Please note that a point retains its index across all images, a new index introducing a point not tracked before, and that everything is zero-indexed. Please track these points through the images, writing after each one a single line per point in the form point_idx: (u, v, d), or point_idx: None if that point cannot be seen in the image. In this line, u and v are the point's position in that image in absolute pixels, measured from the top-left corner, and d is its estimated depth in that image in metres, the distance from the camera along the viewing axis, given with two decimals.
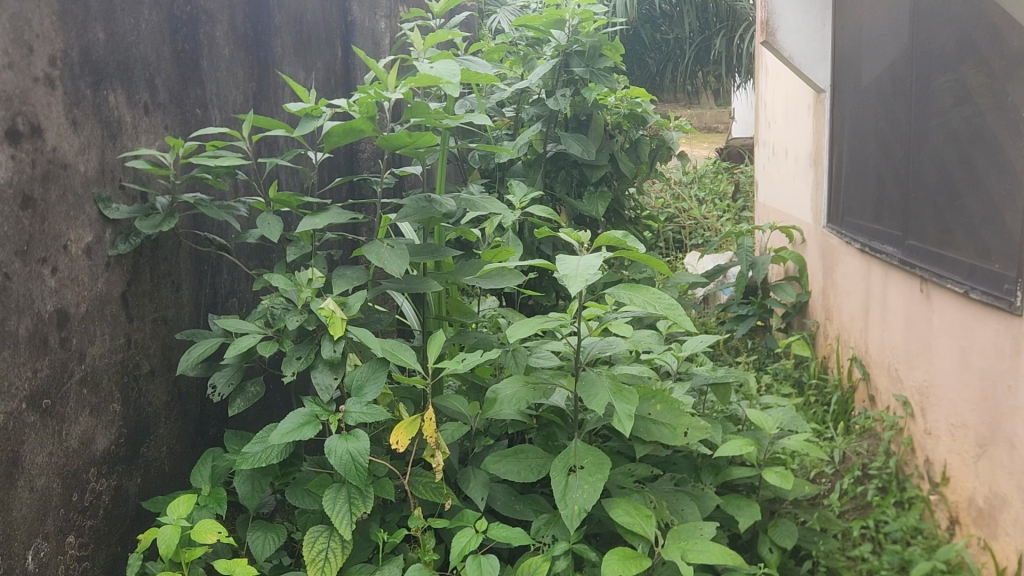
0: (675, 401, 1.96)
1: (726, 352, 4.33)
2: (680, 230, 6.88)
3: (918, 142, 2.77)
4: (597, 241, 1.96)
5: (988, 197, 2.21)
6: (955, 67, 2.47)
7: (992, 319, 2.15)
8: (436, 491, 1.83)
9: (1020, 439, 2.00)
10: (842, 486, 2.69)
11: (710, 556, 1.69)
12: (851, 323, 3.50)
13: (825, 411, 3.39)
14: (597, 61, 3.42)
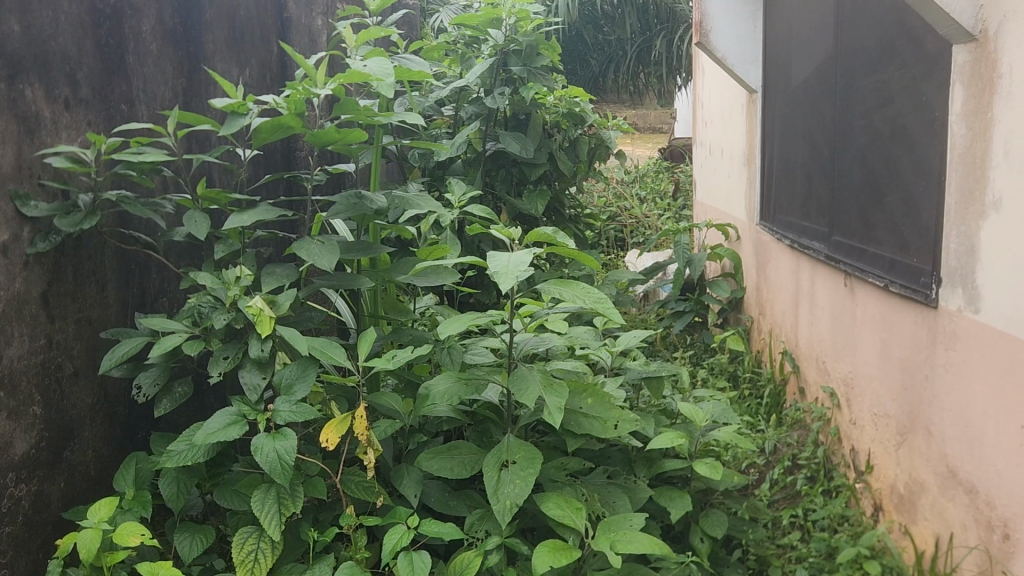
0: (606, 394, 1.99)
1: (664, 348, 4.40)
2: (622, 229, 6.95)
3: (843, 141, 2.85)
4: (529, 238, 1.97)
5: (907, 193, 2.29)
6: (876, 68, 2.55)
7: (911, 311, 2.23)
8: (368, 489, 1.83)
9: (936, 427, 2.08)
10: (773, 477, 2.76)
11: (639, 546, 1.72)
12: (783, 318, 3.59)
13: (758, 404, 3.47)
14: (534, 60, 3.45)
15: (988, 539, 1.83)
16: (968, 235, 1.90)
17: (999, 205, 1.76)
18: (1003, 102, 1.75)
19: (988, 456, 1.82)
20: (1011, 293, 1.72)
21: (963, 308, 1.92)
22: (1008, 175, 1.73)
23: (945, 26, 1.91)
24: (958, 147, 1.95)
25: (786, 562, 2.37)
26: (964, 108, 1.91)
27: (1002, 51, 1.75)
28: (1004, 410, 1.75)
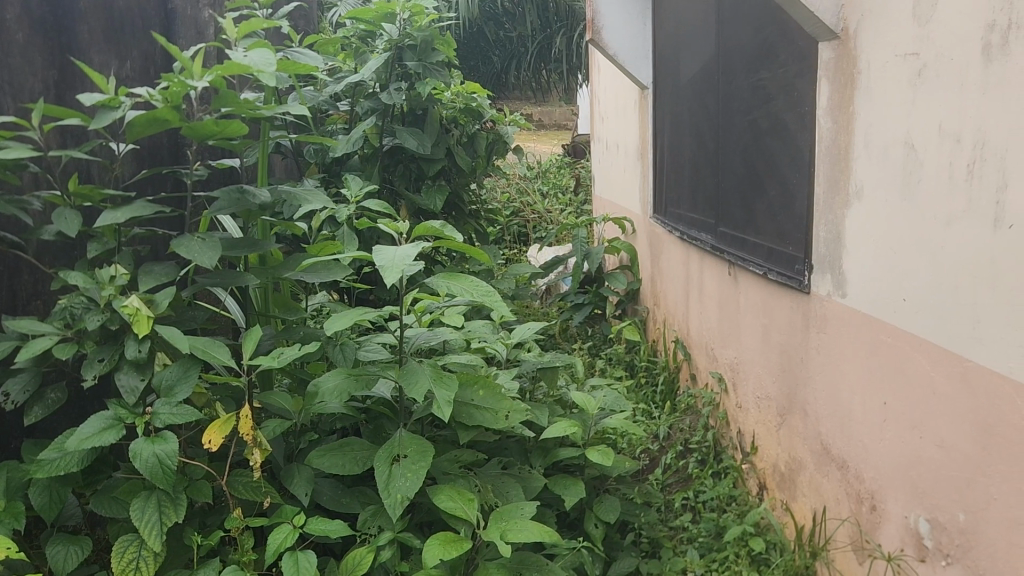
0: (497, 386, 2.01)
1: (565, 340, 4.48)
2: (525, 225, 7.03)
3: (726, 135, 2.95)
4: (416, 232, 1.97)
5: (783, 184, 2.40)
6: (754, 65, 2.66)
7: (788, 298, 2.33)
8: (255, 490, 1.80)
9: (811, 407, 2.18)
10: (666, 462, 2.85)
11: (529, 534, 1.75)
12: (676, 307, 3.70)
13: (654, 392, 3.57)
14: (429, 55, 3.43)
15: (858, 512, 1.93)
16: (835, 223, 2.00)
17: (861, 195, 1.86)
18: (863, 96, 1.85)
19: (856, 433, 1.91)
20: (872, 277, 1.81)
21: (832, 293, 2.02)
22: (867, 166, 1.83)
23: (812, 24, 2.00)
24: (825, 140, 2.05)
25: (677, 543, 2.46)
26: (830, 102, 2.02)
27: (862, 47, 1.85)
28: (869, 388, 1.84)
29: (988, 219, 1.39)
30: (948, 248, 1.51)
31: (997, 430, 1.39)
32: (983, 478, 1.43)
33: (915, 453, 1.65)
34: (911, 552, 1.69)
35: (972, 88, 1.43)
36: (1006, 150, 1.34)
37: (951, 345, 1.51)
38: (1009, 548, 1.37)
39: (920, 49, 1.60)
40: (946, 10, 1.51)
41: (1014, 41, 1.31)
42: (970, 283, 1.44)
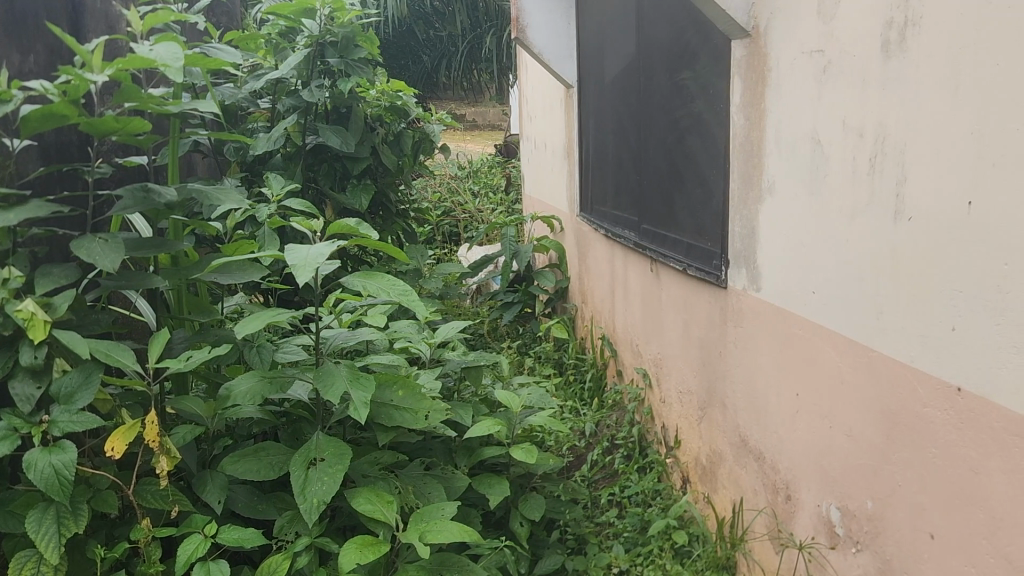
0: (417, 385, 1.98)
1: (495, 339, 4.47)
2: (456, 224, 6.98)
3: (647, 133, 2.98)
4: (330, 230, 1.92)
5: (702, 181, 2.43)
6: (674, 63, 2.69)
7: (707, 293, 2.36)
8: (164, 499, 1.73)
9: (729, 401, 2.22)
10: (593, 458, 2.87)
11: (449, 534, 1.73)
12: (603, 305, 3.73)
13: (582, 389, 3.59)
14: (351, 52, 3.34)
15: (774, 502, 1.96)
16: (749, 218, 2.04)
17: (772, 190, 1.89)
18: (773, 93, 1.88)
19: (772, 424, 1.95)
20: (783, 270, 1.85)
21: (748, 287, 2.06)
22: (778, 161, 1.86)
23: (724, 22, 2.02)
24: (739, 136, 2.08)
25: (603, 539, 2.47)
26: (743, 99, 2.05)
27: (771, 45, 1.88)
28: (782, 380, 1.88)
29: (889, 212, 1.42)
30: (853, 241, 1.55)
31: (901, 418, 1.42)
32: (889, 465, 1.46)
33: (825, 442, 1.69)
34: (823, 540, 1.72)
35: (873, 83, 1.46)
36: (905, 144, 1.37)
37: (858, 336, 1.54)
38: (913, 532, 1.40)
39: (825, 46, 1.63)
40: (848, 8, 1.54)
41: (910, 37, 1.35)
42: (874, 274, 1.47)
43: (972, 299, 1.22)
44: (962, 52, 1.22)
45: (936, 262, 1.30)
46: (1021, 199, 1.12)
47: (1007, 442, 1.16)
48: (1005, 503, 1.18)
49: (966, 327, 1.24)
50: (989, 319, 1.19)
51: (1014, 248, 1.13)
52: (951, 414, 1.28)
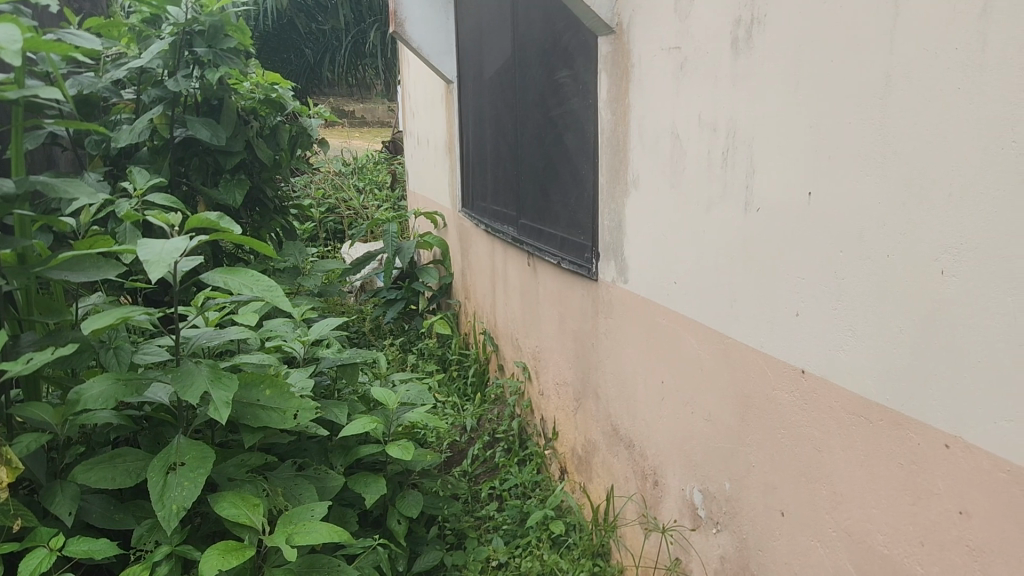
0: (284, 384, 1.92)
1: (379, 336, 4.42)
2: (341, 222, 6.86)
3: (524, 129, 3.01)
4: (187, 224, 1.83)
5: (574, 175, 2.47)
6: (548, 59, 2.72)
7: (579, 285, 2.41)
8: (4, 513, 1.61)
9: (602, 390, 2.26)
10: (474, 453, 2.89)
11: (317, 536, 1.69)
12: (484, 300, 3.74)
13: (464, 384, 3.59)
14: (220, 42, 3.11)
15: (642, 487, 2.01)
16: (617, 212, 2.09)
17: (637, 183, 1.93)
18: (636, 89, 1.92)
19: (641, 413, 2.00)
20: (648, 262, 1.89)
21: (617, 279, 2.10)
22: (641, 156, 1.91)
23: (589, 18, 2.05)
24: (606, 131, 2.12)
25: (482, 532, 2.48)
26: (609, 95, 2.09)
27: (634, 41, 1.92)
28: (648, 367, 1.93)
29: (740, 204, 1.48)
30: (708, 233, 1.60)
31: (754, 401, 1.48)
32: (744, 447, 1.52)
33: (688, 427, 1.74)
34: (686, 522, 1.77)
35: (723, 79, 1.52)
36: (752, 138, 1.43)
37: (714, 324, 1.60)
38: (766, 510, 1.46)
39: (681, 43, 1.68)
40: (701, 7, 1.59)
41: (756, 35, 1.40)
42: (728, 263, 1.53)
43: (812, 285, 1.28)
44: (800, 50, 1.28)
45: (782, 250, 1.36)
46: (854, 189, 1.18)
47: (845, 420, 1.23)
48: (844, 478, 1.24)
49: (807, 313, 1.30)
50: (828, 304, 1.25)
51: (849, 236, 1.19)
52: (796, 396, 1.34)
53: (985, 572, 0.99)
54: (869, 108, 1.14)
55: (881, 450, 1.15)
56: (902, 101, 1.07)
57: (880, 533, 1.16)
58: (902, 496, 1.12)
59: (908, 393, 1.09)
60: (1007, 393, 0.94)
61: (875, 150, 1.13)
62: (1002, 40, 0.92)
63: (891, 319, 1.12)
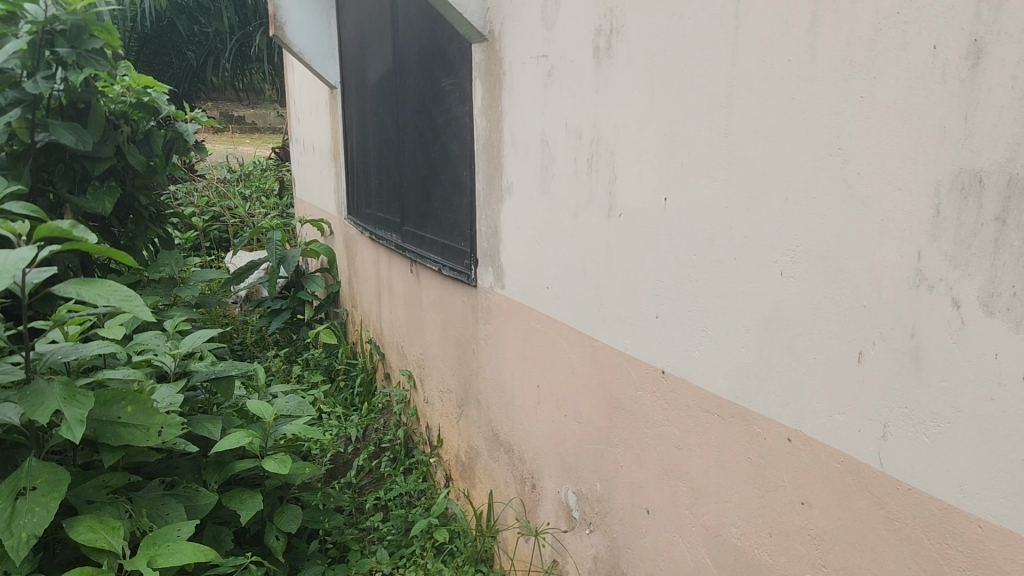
0: (148, 399, 1.84)
1: (263, 347, 4.30)
2: (226, 229, 6.63)
3: (406, 135, 3.00)
4: (36, 234, 1.73)
5: (455, 180, 2.47)
6: (428, 66, 2.72)
7: (459, 291, 2.41)
8: None
9: (482, 396, 2.27)
10: (358, 464, 2.85)
11: (181, 557, 1.62)
12: (371, 308, 3.69)
13: (352, 394, 3.53)
14: (84, 43, 2.79)
15: (522, 491, 2.03)
16: (493, 218, 2.10)
17: (511, 190, 1.95)
18: (508, 96, 1.94)
19: (518, 417, 2.01)
20: (522, 268, 1.91)
21: (494, 284, 2.11)
22: (514, 162, 1.93)
23: (462, 24, 2.05)
24: (481, 137, 2.13)
25: (366, 544, 2.44)
26: (484, 102, 2.11)
27: (505, 49, 1.94)
28: (525, 371, 1.95)
29: (604, 209, 1.51)
30: (577, 238, 1.63)
31: (620, 402, 1.51)
32: (613, 448, 1.55)
33: (561, 429, 1.77)
34: (561, 524, 1.80)
35: (587, 87, 1.55)
36: (613, 146, 1.47)
37: (583, 327, 1.63)
38: (633, 508, 1.49)
39: (548, 51, 1.70)
40: (566, 16, 1.62)
41: (615, 45, 1.44)
42: (594, 268, 1.57)
43: (669, 289, 1.32)
44: (655, 59, 1.32)
45: (642, 255, 1.40)
46: (703, 194, 1.22)
47: (701, 418, 1.27)
48: (702, 475, 1.28)
49: (666, 316, 1.34)
50: (683, 306, 1.29)
51: (701, 239, 1.23)
52: (657, 396, 1.38)
53: (824, 560, 1.04)
54: (715, 117, 1.18)
55: (732, 446, 1.19)
56: (744, 109, 1.12)
57: (734, 526, 1.20)
58: (752, 490, 1.16)
59: (755, 391, 1.14)
60: (839, 389, 0.99)
61: (721, 157, 1.18)
62: (829, 51, 0.97)
63: (738, 320, 1.16)
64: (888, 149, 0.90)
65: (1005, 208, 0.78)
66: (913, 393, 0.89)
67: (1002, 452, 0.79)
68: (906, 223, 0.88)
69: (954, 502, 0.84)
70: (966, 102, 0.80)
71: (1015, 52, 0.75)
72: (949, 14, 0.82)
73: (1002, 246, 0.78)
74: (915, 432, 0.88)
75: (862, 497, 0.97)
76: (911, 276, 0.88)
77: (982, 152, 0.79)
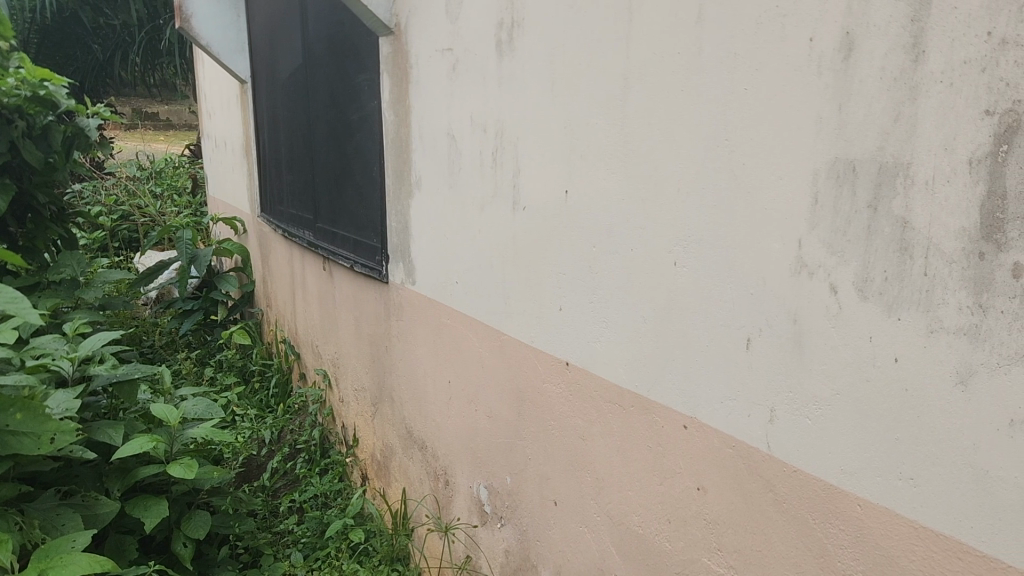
0: (40, 406, 1.71)
1: (174, 349, 4.16)
2: (135, 229, 6.38)
3: (317, 130, 2.94)
4: None
5: (366, 175, 2.44)
6: (338, 60, 2.68)
7: (372, 288, 2.38)
8: None
9: (396, 393, 2.25)
10: (272, 466, 2.78)
11: (76, 568, 1.55)
12: (286, 307, 3.61)
13: (266, 395, 3.45)
14: None
15: (435, 487, 2.02)
16: (403, 213, 2.08)
17: (421, 185, 1.93)
18: (415, 90, 1.92)
19: (431, 413, 2.00)
20: (432, 263, 1.90)
21: (405, 281, 2.09)
22: (422, 156, 1.91)
23: (367, 18, 2.02)
24: (390, 131, 2.11)
25: (279, 548, 2.39)
26: (392, 96, 2.08)
27: (412, 42, 1.92)
28: (436, 366, 1.93)
29: (509, 202, 1.51)
30: (484, 231, 1.63)
31: (528, 395, 1.51)
32: (521, 441, 1.55)
33: (472, 424, 1.76)
34: (474, 519, 1.79)
35: (490, 82, 1.54)
36: (516, 139, 1.47)
37: (491, 321, 1.63)
38: (541, 500, 1.50)
39: (453, 44, 1.69)
40: (469, 9, 1.61)
41: (516, 38, 1.44)
42: (501, 262, 1.57)
43: (572, 281, 1.33)
44: (554, 52, 1.32)
45: (545, 249, 1.41)
46: (602, 187, 1.23)
47: (603, 408, 1.28)
48: (605, 464, 1.29)
49: (569, 308, 1.35)
50: (585, 298, 1.30)
51: (599, 232, 1.24)
52: (562, 388, 1.39)
53: (718, 544, 1.05)
54: (611, 111, 1.19)
55: (632, 435, 1.21)
56: (639, 101, 1.13)
57: (636, 514, 1.22)
58: (651, 477, 1.17)
59: (653, 380, 1.15)
60: (730, 375, 1.01)
61: (618, 149, 1.19)
62: (715, 43, 0.98)
63: (637, 311, 1.17)
64: (770, 140, 0.92)
65: (876, 196, 0.80)
66: (797, 377, 0.91)
67: (878, 431, 0.82)
68: (789, 212, 0.90)
69: (835, 483, 0.87)
70: (840, 93, 0.83)
71: (884, 44, 0.78)
72: (824, 7, 0.84)
73: (874, 232, 0.81)
74: (799, 415, 0.91)
75: (752, 481, 0.99)
76: (793, 263, 0.90)
77: (854, 142, 0.82)
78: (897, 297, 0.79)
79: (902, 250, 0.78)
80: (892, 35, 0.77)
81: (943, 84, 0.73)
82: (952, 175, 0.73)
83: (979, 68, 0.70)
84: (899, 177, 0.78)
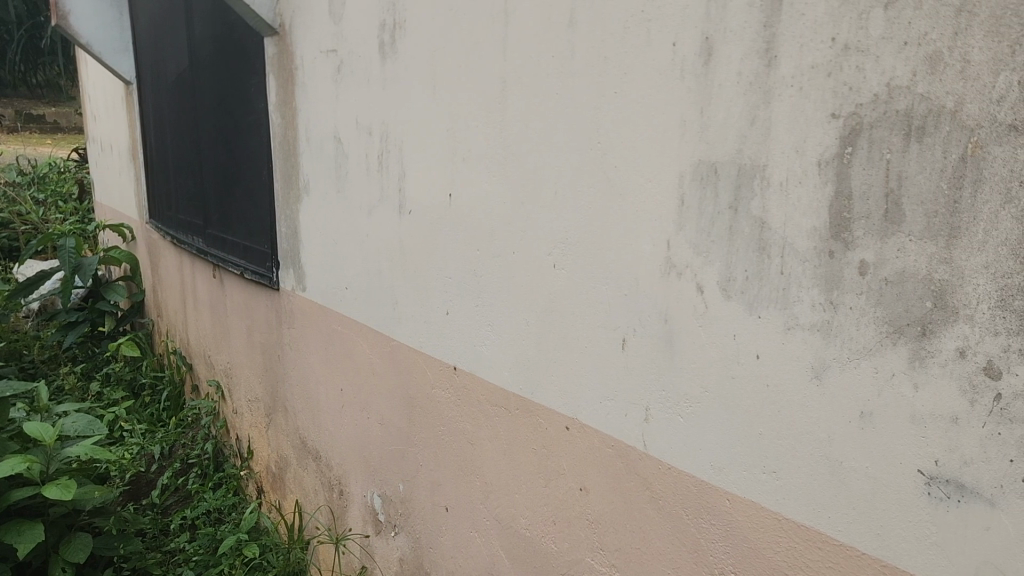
0: None
1: (57, 364, 3.95)
2: (15, 238, 6.03)
3: (205, 132, 2.85)
4: None
5: (256, 179, 2.37)
6: (225, 61, 2.60)
7: (263, 295, 2.31)
8: None
9: (289, 402, 2.19)
10: (162, 482, 2.67)
11: None
12: (177, 317, 3.48)
13: (157, 408, 3.31)
14: None
15: (329, 497, 1.97)
16: (292, 218, 2.03)
17: (308, 189, 1.89)
18: (301, 92, 1.88)
19: (324, 422, 1.95)
20: (321, 269, 1.86)
21: (296, 287, 2.04)
22: (310, 160, 1.87)
23: (250, 17, 1.96)
24: (277, 134, 2.06)
25: (170, 567, 2.29)
26: (278, 98, 2.03)
27: (296, 43, 1.88)
28: (327, 374, 1.89)
29: (395, 205, 1.49)
30: (372, 236, 1.60)
31: (418, 402, 1.49)
32: (413, 448, 1.53)
33: (365, 433, 1.73)
34: (368, 528, 1.76)
35: (375, 84, 1.52)
36: (401, 142, 1.45)
37: (381, 327, 1.60)
38: (433, 507, 1.48)
39: (337, 46, 1.66)
40: (352, 10, 1.58)
41: (399, 40, 1.42)
42: (389, 267, 1.54)
43: (457, 285, 1.32)
44: (435, 54, 1.31)
45: (431, 253, 1.39)
46: (484, 190, 1.22)
47: (490, 412, 1.27)
48: (493, 469, 1.28)
49: (455, 312, 1.34)
50: (471, 303, 1.29)
51: (482, 235, 1.24)
52: (451, 393, 1.38)
53: (601, 542, 1.06)
54: (491, 114, 1.19)
55: (518, 439, 1.21)
56: (517, 104, 1.13)
57: (523, 517, 1.22)
58: (537, 479, 1.17)
59: (537, 382, 1.15)
60: (607, 376, 1.02)
61: (498, 152, 1.18)
62: (586, 47, 0.99)
63: (519, 314, 1.17)
64: (638, 143, 0.93)
65: (737, 197, 0.82)
66: (669, 376, 0.92)
67: (744, 428, 0.83)
68: (658, 213, 0.92)
69: (706, 478, 0.89)
70: (701, 97, 0.85)
71: (740, 48, 0.80)
72: (684, 12, 0.85)
73: (736, 233, 0.83)
74: (672, 414, 0.92)
75: (630, 480, 1.00)
76: (663, 264, 0.92)
77: (715, 145, 0.84)
78: (757, 296, 0.81)
79: (761, 250, 0.80)
80: (747, 39, 0.79)
81: (793, 88, 0.75)
82: (804, 175, 0.75)
83: (825, 73, 0.72)
84: (755, 179, 0.80)
